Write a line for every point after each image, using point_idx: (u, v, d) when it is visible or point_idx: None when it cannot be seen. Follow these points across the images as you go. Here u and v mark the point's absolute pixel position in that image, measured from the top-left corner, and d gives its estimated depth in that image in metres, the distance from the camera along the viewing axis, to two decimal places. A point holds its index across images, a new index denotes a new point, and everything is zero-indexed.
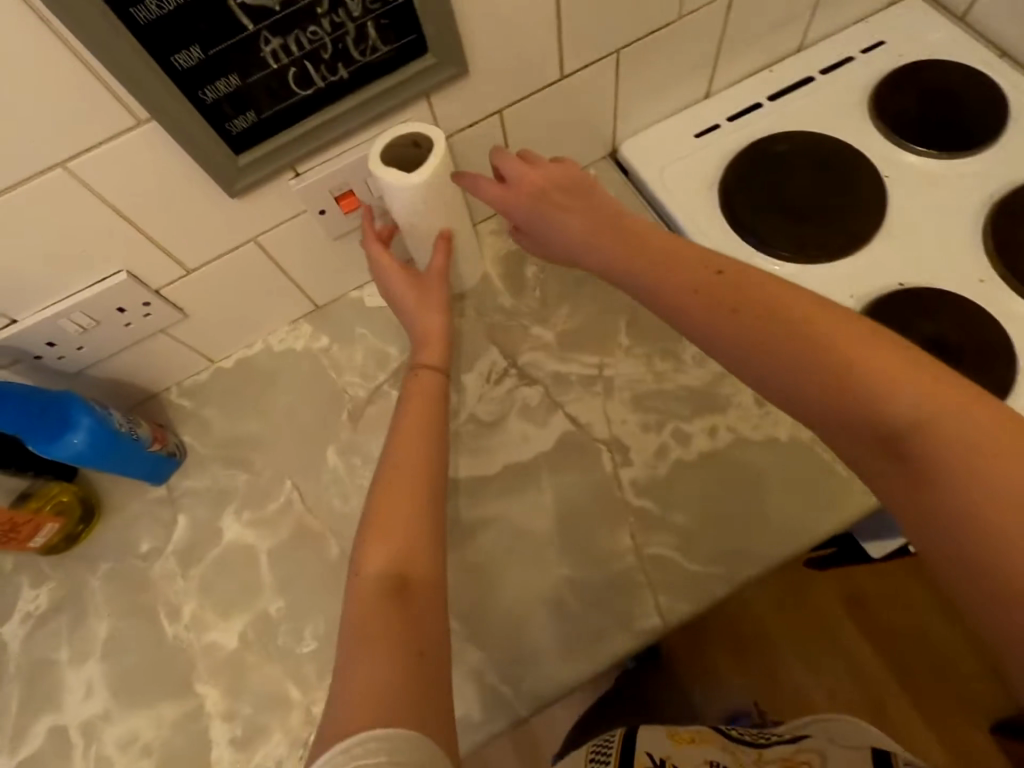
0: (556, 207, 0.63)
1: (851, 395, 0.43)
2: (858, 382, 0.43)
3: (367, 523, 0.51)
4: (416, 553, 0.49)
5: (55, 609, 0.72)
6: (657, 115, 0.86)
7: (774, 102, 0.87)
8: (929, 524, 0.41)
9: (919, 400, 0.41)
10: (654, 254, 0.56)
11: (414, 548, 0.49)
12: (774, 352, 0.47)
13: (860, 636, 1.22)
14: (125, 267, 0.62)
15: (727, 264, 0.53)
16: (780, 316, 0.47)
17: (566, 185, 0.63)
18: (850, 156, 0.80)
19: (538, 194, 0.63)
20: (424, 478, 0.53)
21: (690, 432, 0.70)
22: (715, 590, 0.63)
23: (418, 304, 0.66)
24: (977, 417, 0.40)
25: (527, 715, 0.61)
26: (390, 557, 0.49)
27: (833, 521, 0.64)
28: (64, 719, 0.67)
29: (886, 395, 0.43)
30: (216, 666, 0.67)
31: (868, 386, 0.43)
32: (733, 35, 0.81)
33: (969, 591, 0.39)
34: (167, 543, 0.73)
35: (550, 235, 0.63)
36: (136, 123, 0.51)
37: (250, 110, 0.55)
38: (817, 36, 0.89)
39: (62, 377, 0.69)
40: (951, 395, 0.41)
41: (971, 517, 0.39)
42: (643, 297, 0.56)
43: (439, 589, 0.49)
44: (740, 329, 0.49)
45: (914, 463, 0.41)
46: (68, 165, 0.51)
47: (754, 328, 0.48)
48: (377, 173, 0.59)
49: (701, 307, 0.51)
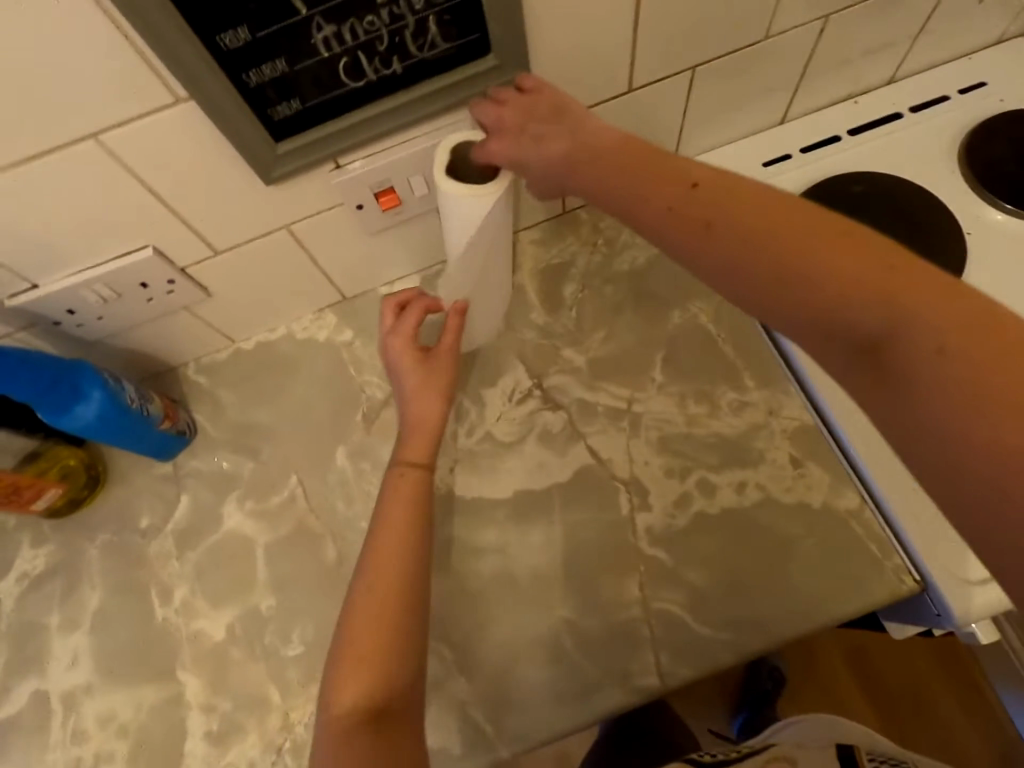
0: (551, 127, 0.53)
1: (831, 301, 0.37)
2: (835, 286, 0.37)
3: (342, 642, 0.49)
4: (392, 678, 0.48)
5: (50, 573, 0.71)
6: (725, 137, 0.81)
7: (854, 137, 0.81)
8: (915, 436, 0.35)
9: (898, 305, 0.36)
10: (633, 164, 0.48)
11: (388, 673, 0.48)
12: (811, 281, 0.38)
13: (864, 702, 1.16)
14: (152, 243, 0.60)
15: (704, 174, 0.46)
16: (825, 245, 0.39)
17: (549, 111, 0.54)
18: (928, 208, 0.74)
19: (520, 129, 0.54)
20: (401, 590, 0.51)
21: (716, 484, 0.66)
22: (721, 657, 0.60)
23: (419, 384, 0.60)
24: (961, 314, 0.35)
25: (507, 758, 0.59)
26: (364, 685, 0.47)
27: (857, 603, 0.60)
28: (46, 685, 0.67)
29: (954, 342, 0.34)
30: (201, 655, 0.66)
31: (849, 291, 0.37)
32: (820, 60, 0.75)
33: (966, 510, 0.33)
34: (166, 522, 0.72)
35: (536, 165, 0.53)
36: (175, 100, 0.48)
37: (294, 97, 0.52)
38: (912, 69, 0.82)
39: (80, 343, 0.68)
40: (933, 294, 0.36)
41: (960, 427, 0.33)
42: (620, 213, 0.49)
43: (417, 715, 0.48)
44: (769, 252, 0.40)
45: (897, 372, 0.36)
46: (100, 137, 0.49)
47: (726, 236, 0.42)
48: (444, 188, 0.55)
49: (726, 229, 0.42)
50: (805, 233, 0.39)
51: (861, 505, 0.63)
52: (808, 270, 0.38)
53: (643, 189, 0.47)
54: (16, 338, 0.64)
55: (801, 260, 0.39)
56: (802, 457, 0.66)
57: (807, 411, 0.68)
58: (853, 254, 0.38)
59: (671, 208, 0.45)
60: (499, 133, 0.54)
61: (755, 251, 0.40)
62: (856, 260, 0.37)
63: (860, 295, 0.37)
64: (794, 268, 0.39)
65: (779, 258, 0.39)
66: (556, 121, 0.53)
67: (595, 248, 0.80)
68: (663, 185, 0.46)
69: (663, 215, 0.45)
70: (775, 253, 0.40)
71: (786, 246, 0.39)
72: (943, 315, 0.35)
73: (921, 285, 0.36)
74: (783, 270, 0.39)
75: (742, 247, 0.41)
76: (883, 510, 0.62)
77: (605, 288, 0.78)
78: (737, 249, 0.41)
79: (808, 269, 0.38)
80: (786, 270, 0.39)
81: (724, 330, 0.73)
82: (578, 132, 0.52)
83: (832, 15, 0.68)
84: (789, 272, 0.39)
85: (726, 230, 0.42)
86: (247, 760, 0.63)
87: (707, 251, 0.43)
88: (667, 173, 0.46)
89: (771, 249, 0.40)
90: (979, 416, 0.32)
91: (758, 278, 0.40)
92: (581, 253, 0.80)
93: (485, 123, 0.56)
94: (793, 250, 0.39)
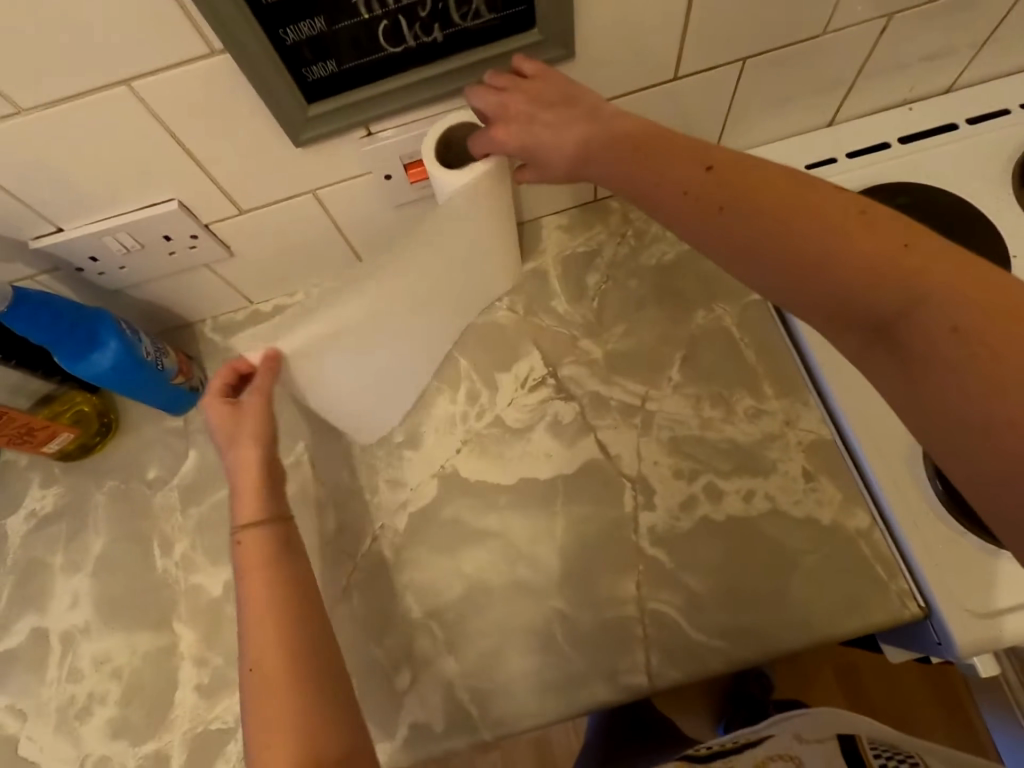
0: (559, 113, 0.51)
1: (848, 283, 0.38)
2: (849, 269, 0.38)
3: (254, 739, 0.45)
4: (321, 734, 0.45)
5: (57, 514, 0.73)
6: (769, 135, 0.78)
7: (904, 145, 0.78)
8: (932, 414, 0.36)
9: (909, 283, 0.36)
10: (648, 144, 0.48)
11: (314, 732, 0.45)
12: (829, 263, 0.38)
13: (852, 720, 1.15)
14: (177, 197, 0.60)
15: (718, 156, 0.45)
16: (841, 226, 0.39)
17: (552, 95, 0.51)
18: (974, 226, 0.72)
19: (526, 115, 0.51)
20: (290, 648, 0.48)
21: (724, 490, 0.65)
22: (712, 664, 0.59)
23: (236, 438, 0.57)
24: (972, 288, 0.35)
25: (488, 741, 0.59)
26: (295, 757, 0.44)
27: (856, 624, 0.59)
28: (46, 623, 0.68)
29: (971, 320, 0.34)
30: (197, 609, 0.67)
31: (861, 274, 0.37)
32: (878, 62, 0.72)
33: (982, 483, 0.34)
34: (173, 475, 0.73)
35: (549, 154, 0.51)
36: (210, 52, 0.47)
37: (331, 59, 0.51)
38: (973, 78, 0.78)
39: (101, 291, 0.69)
40: (946, 269, 0.36)
41: (974, 399, 0.34)
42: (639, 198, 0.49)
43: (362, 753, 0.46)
44: (783, 237, 0.40)
45: (913, 351, 0.36)
46: (133, 84, 0.48)
47: (741, 223, 0.42)
48: (435, 174, 0.54)
49: (743, 213, 0.42)
50: (822, 216, 0.40)
51: (871, 526, 0.62)
52: (826, 252, 0.39)
53: (662, 169, 0.47)
54: (38, 281, 0.64)
55: (817, 243, 0.39)
56: (815, 471, 0.64)
57: (825, 425, 0.66)
58: (870, 235, 0.38)
59: (687, 192, 0.45)
60: (505, 122, 0.52)
61: (771, 235, 0.41)
62: (874, 241, 0.38)
63: (876, 275, 0.37)
64: (810, 252, 0.39)
65: (796, 242, 0.40)
66: (565, 107, 0.51)
67: (623, 240, 0.78)
68: (679, 168, 0.46)
69: (679, 199, 0.45)
70: (791, 238, 0.40)
71: (803, 230, 0.40)
72: (960, 293, 0.35)
73: (939, 262, 0.36)
74: (800, 252, 0.39)
75: (757, 232, 0.41)
76: (893, 533, 0.61)
77: (629, 282, 0.76)
78: (754, 231, 0.41)
79: (824, 253, 0.39)
80: (801, 254, 0.39)
81: (747, 334, 0.72)
82: (590, 111, 0.51)
83: (897, 14, 0.65)
84: (805, 256, 0.39)
85: (742, 214, 0.42)
86: (233, 715, 0.64)
87: (724, 235, 0.43)
88: (685, 155, 0.46)
89: (787, 233, 0.40)
90: (996, 395, 0.33)
91: (776, 262, 0.41)
92: (608, 244, 0.79)
93: (485, 110, 0.53)
94: (810, 235, 0.39)
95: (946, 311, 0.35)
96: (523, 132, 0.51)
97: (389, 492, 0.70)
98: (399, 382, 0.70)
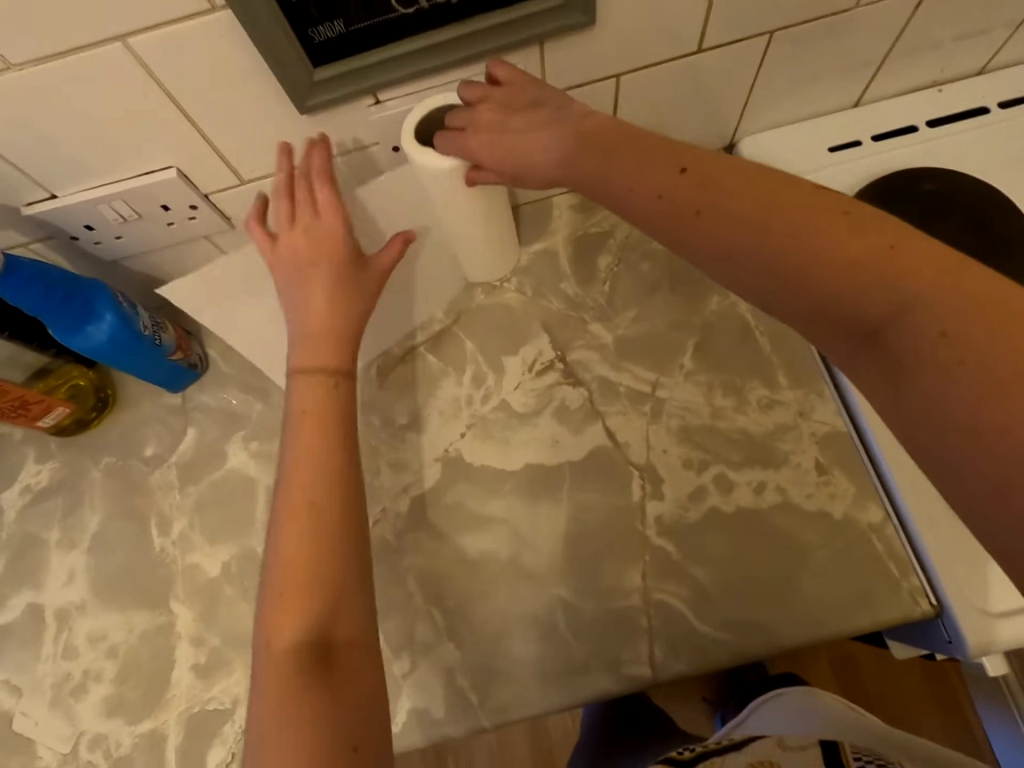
0: (528, 118, 0.50)
1: (827, 288, 0.35)
2: (827, 272, 0.35)
3: (267, 563, 0.45)
4: (336, 587, 0.44)
5: (53, 490, 0.71)
6: (792, 115, 0.75)
7: (932, 129, 0.75)
8: (920, 427, 0.33)
9: (890, 284, 0.33)
10: (620, 142, 0.45)
11: (334, 577, 0.44)
12: (809, 264, 0.35)
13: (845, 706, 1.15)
14: (176, 164, 0.57)
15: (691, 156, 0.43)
16: (822, 226, 0.36)
17: (524, 102, 0.51)
18: (1003, 214, 0.69)
19: (498, 123, 0.50)
20: (337, 487, 0.48)
21: (734, 481, 0.63)
22: (717, 658, 0.58)
23: None
24: (960, 289, 0.32)
25: (488, 729, 0.59)
26: (299, 604, 0.43)
27: (867, 621, 0.57)
28: (42, 599, 0.68)
29: (963, 322, 0.31)
30: (194, 589, 0.66)
31: (841, 278, 0.35)
32: (911, 39, 0.68)
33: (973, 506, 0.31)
34: (171, 453, 0.72)
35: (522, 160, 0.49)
36: (210, 8, 0.45)
37: (338, 19, 0.48)
38: (1008, 61, 0.75)
39: (97, 262, 0.66)
40: (931, 270, 0.33)
41: (967, 411, 0.31)
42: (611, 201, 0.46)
43: (370, 637, 0.44)
44: (757, 238, 0.37)
45: (900, 358, 0.33)
46: (128, 40, 0.46)
47: (715, 228, 0.39)
48: (408, 151, 0.53)
49: (719, 216, 0.39)
50: (802, 216, 0.36)
51: (884, 522, 0.60)
52: (805, 253, 0.36)
53: (637, 166, 0.44)
54: (31, 249, 0.62)
55: (797, 247, 0.36)
56: (828, 465, 0.63)
57: (840, 418, 0.65)
58: (854, 235, 0.35)
59: (661, 194, 0.42)
60: (475, 131, 0.50)
61: (750, 239, 0.38)
62: (860, 240, 0.34)
63: (860, 279, 0.34)
64: (790, 256, 0.36)
65: (775, 246, 0.37)
66: (531, 113, 0.50)
67: None
68: (653, 167, 0.43)
69: (653, 201, 0.43)
70: (768, 241, 0.37)
71: (783, 231, 0.37)
72: (952, 293, 0.32)
73: (930, 263, 0.33)
74: (780, 257, 0.37)
75: (734, 235, 0.38)
76: (907, 530, 0.59)
77: (642, 265, 0.74)
78: (731, 235, 0.39)
79: (804, 256, 0.36)
80: (780, 257, 0.37)
81: (763, 322, 0.69)
82: (558, 113, 0.49)
83: None
84: (785, 258, 0.36)
85: (717, 216, 0.39)
86: (230, 696, 0.63)
87: (701, 240, 0.40)
88: (658, 153, 0.43)
89: (766, 234, 0.37)
90: (986, 401, 0.30)
91: (754, 267, 0.38)
92: (621, 225, 0.76)
93: (457, 122, 0.52)
94: (790, 236, 0.36)
95: (938, 314, 0.32)
96: (497, 143, 0.50)
97: (390, 476, 0.68)
98: (366, 345, 0.71)
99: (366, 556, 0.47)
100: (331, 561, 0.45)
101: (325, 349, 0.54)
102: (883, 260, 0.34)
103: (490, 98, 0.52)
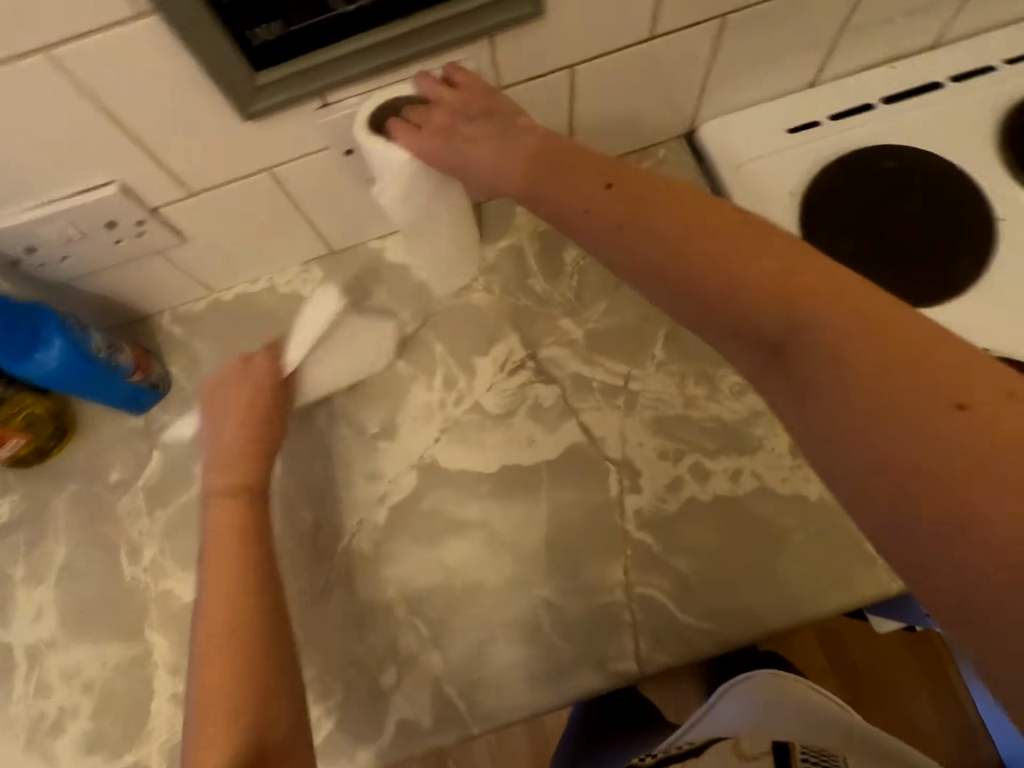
0: (480, 126, 0.52)
1: (738, 301, 0.37)
2: (736, 288, 0.37)
3: (191, 705, 0.46)
4: (270, 717, 0.45)
5: (15, 523, 0.69)
6: (750, 98, 0.75)
7: (888, 106, 0.75)
8: (820, 433, 0.34)
9: (795, 300, 0.35)
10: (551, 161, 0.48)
11: (266, 710, 0.46)
12: (721, 279, 0.37)
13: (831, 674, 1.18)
14: (118, 179, 0.55)
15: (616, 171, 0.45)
16: (763, 271, 0.36)
17: (475, 111, 0.52)
18: (960, 189, 0.70)
19: (449, 128, 0.52)
20: (251, 591, 0.50)
21: (710, 469, 0.63)
22: (702, 647, 0.58)
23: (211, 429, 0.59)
24: (858, 306, 0.34)
25: (477, 734, 0.58)
26: (235, 734, 0.44)
27: (846, 600, 0.58)
28: (10, 637, 0.65)
29: (887, 377, 0.32)
30: (170, 615, 0.64)
31: (750, 294, 0.36)
32: (862, 16, 0.68)
33: (872, 512, 0.32)
34: (137, 477, 0.69)
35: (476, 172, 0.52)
36: (135, 14, 0.42)
37: (277, 21, 0.47)
38: (959, 34, 0.75)
39: (44, 285, 0.64)
40: (831, 288, 0.35)
41: (863, 423, 0.32)
42: (543, 213, 0.48)
43: (307, 748, 0.46)
44: (675, 253, 0.39)
45: (801, 371, 0.35)
46: (51, 52, 0.43)
47: (638, 241, 0.41)
48: (363, 142, 0.52)
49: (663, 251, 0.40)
50: (717, 240, 0.38)
51: None
52: (718, 271, 0.38)
53: (567, 184, 0.46)
54: None
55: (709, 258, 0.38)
56: None
57: None
58: (762, 253, 0.37)
59: (587, 209, 0.44)
60: (430, 131, 0.52)
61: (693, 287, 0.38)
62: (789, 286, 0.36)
63: (764, 296, 0.36)
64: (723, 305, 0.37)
65: (691, 264, 0.39)
66: (485, 122, 0.52)
67: None
68: (579, 181, 0.45)
69: (580, 216, 0.44)
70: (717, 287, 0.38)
71: (701, 257, 0.38)
72: (882, 345, 0.33)
73: (861, 315, 0.34)
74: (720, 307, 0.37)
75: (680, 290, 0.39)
76: None
77: None
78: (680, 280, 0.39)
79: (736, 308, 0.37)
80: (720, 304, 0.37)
81: None
82: (510, 126, 0.51)
83: None
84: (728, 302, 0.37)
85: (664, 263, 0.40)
86: None
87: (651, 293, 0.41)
88: (587, 168, 0.46)
89: (707, 282, 0.38)
90: (879, 412, 0.32)
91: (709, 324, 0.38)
92: None
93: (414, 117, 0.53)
94: (706, 259, 0.38)
95: (866, 364, 0.33)
96: (447, 146, 0.52)
97: (365, 486, 0.67)
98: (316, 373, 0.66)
99: (294, 675, 0.49)
100: (258, 675, 0.47)
101: (238, 467, 0.57)
102: (787, 282, 0.36)
103: (448, 98, 0.52)
